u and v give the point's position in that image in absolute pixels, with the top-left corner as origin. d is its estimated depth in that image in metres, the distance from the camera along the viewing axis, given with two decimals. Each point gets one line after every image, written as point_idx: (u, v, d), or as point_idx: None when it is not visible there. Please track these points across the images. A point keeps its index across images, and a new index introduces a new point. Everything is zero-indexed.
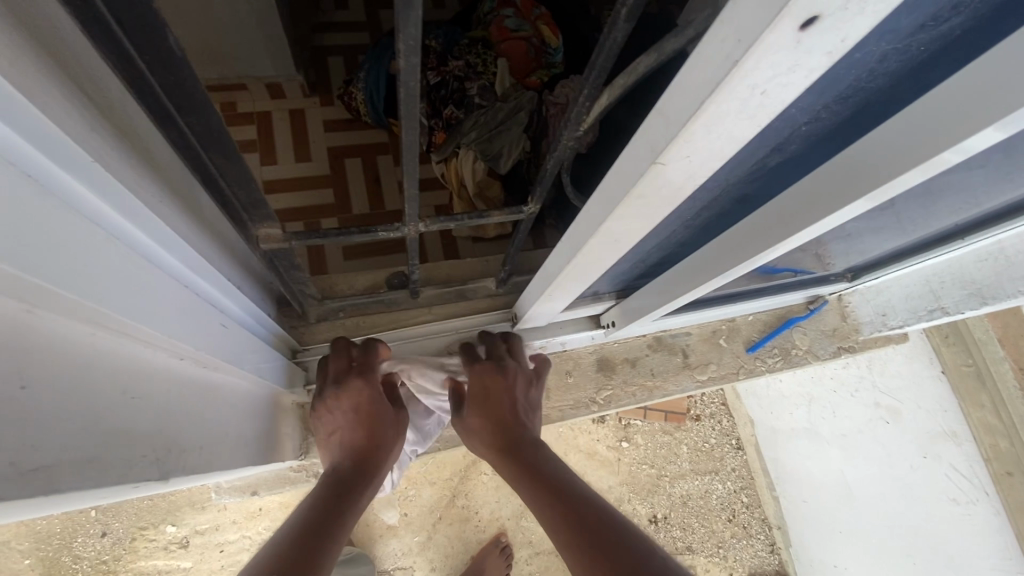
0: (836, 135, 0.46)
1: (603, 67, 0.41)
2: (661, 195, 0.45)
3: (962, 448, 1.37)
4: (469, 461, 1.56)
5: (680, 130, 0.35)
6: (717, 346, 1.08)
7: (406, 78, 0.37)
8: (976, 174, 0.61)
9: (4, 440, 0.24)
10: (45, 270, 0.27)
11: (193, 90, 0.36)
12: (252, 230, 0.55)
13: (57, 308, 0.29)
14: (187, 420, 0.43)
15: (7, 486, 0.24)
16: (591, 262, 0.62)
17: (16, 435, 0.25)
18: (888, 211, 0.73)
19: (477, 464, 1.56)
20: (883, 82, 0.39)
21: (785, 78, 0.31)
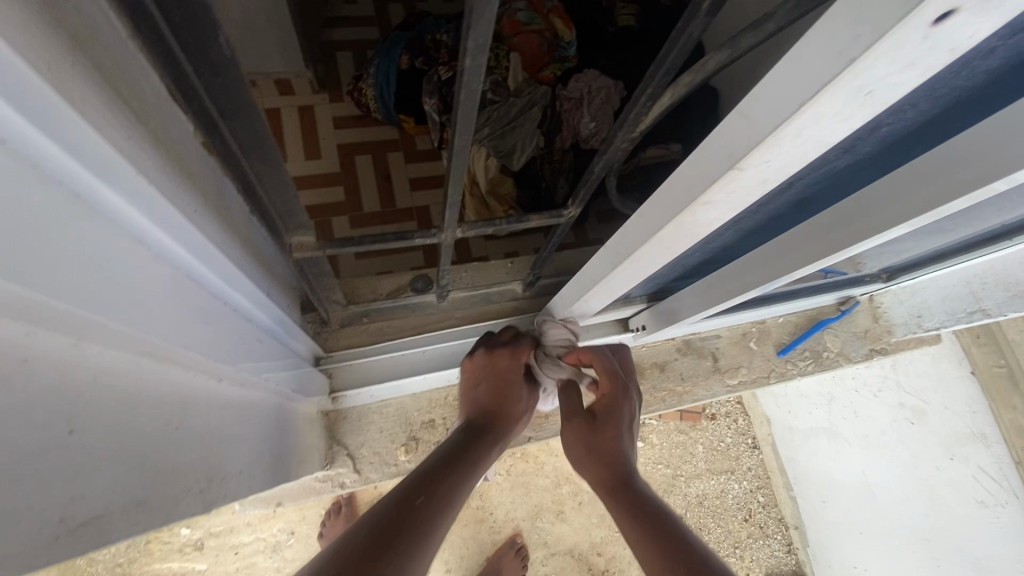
0: (915, 136, 0.43)
1: (672, 65, 0.38)
2: (732, 200, 0.42)
3: (991, 449, 1.32)
4: None
5: (769, 136, 0.32)
6: (747, 349, 1.05)
7: (469, 80, 0.34)
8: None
9: (53, 496, 0.23)
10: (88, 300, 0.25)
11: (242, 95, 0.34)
12: (284, 238, 0.53)
13: (107, 337, 0.27)
14: (227, 444, 0.41)
15: (55, 547, 0.23)
16: (637, 266, 0.59)
17: (64, 490, 0.23)
18: None
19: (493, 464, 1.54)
20: (980, 79, 0.36)
21: (897, 78, 0.28)
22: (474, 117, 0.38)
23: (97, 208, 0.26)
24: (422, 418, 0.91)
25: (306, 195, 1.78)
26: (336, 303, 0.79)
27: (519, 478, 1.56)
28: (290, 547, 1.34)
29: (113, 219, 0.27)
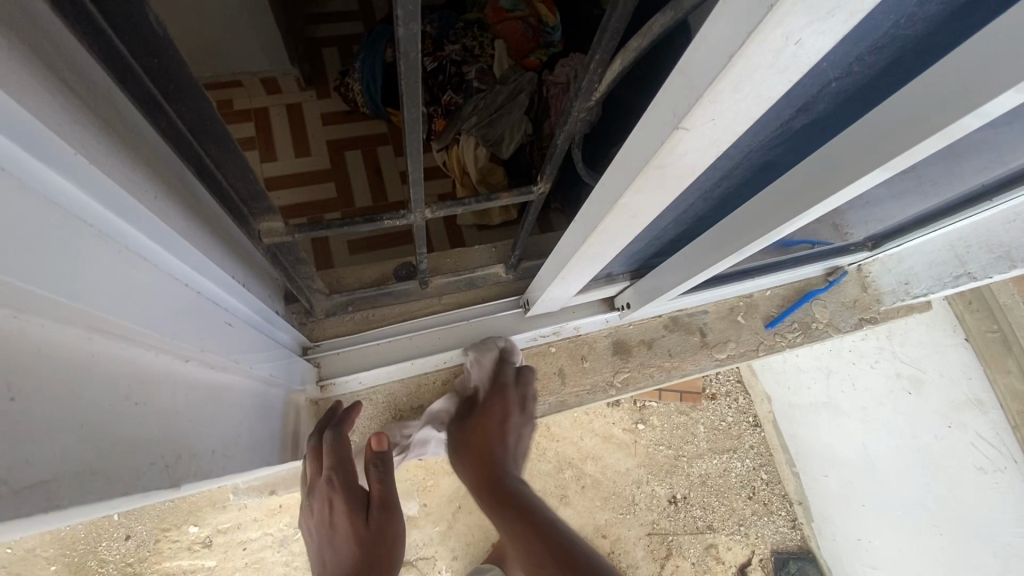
0: (866, 90, 0.43)
1: (616, 29, 0.39)
2: (687, 162, 0.42)
3: (989, 416, 1.39)
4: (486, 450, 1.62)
5: (705, 92, 0.32)
6: (735, 323, 1.04)
7: (407, 49, 0.34)
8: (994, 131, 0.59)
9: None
10: (35, 278, 0.26)
11: (175, 64, 0.35)
12: (252, 225, 0.54)
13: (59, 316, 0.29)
14: (201, 421, 0.42)
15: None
16: (609, 238, 0.59)
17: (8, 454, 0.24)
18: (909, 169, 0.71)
19: None
20: (920, 27, 0.36)
21: (823, 24, 0.28)
22: (420, 88, 0.39)
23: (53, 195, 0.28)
24: (411, 404, 0.91)
25: (297, 193, 1.79)
26: (319, 292, 0.79)
27: (522, 464, 1.64)
28: (296, 541, 1.35)
29: (64, 202, 0.29)
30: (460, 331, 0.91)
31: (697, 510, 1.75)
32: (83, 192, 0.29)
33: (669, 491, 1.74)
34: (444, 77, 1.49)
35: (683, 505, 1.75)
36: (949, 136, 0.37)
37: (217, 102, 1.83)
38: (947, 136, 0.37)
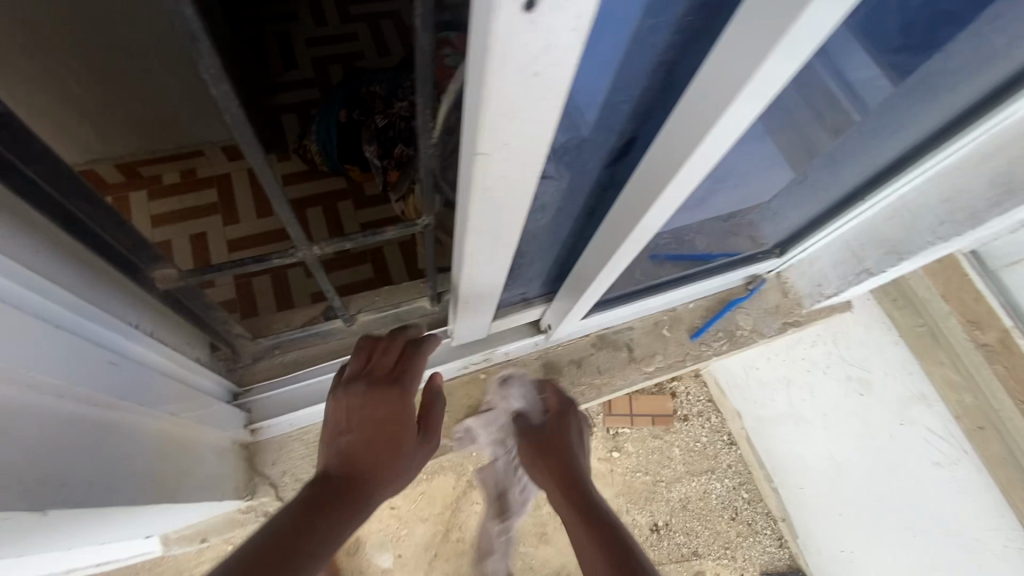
0: (660, 98, 0.50)
1: (425, 74, 0.46)
2: (508, 183, 0.47)
3: (934, 409, 1.33)
4: (460, 491, 1.53)
5: (480, 119, 0.38)
6: (661, 337, 1.09)
7: (225, 98, 0.44)
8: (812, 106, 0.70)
9: None
10: None
11: (8, 122, 0.39)
12: (146, 272, 0.57)
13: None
14: (73, 453, 0.44)
15: None
16: (487, 262, 0.64)
17: None
18: (778, 129, 0.72)
19: (469, 492, 1.52)
20: (669, 52, 0.45)
21: (548, 58, 0.34)
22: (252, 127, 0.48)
23: None
24: None
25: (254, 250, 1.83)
26: (242, 336, 0.83)
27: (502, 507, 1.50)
28: None
29: None
30: None
31: (680, 536, 1.89)
32: None
33: (650, 519, 1.89)
34: (394, 133, 1.60)
35: (666, 531, 1.89)
36: (711, 135, 0.43)
37: (180, 172, 1.82)
38: (709, 137, 0.44)
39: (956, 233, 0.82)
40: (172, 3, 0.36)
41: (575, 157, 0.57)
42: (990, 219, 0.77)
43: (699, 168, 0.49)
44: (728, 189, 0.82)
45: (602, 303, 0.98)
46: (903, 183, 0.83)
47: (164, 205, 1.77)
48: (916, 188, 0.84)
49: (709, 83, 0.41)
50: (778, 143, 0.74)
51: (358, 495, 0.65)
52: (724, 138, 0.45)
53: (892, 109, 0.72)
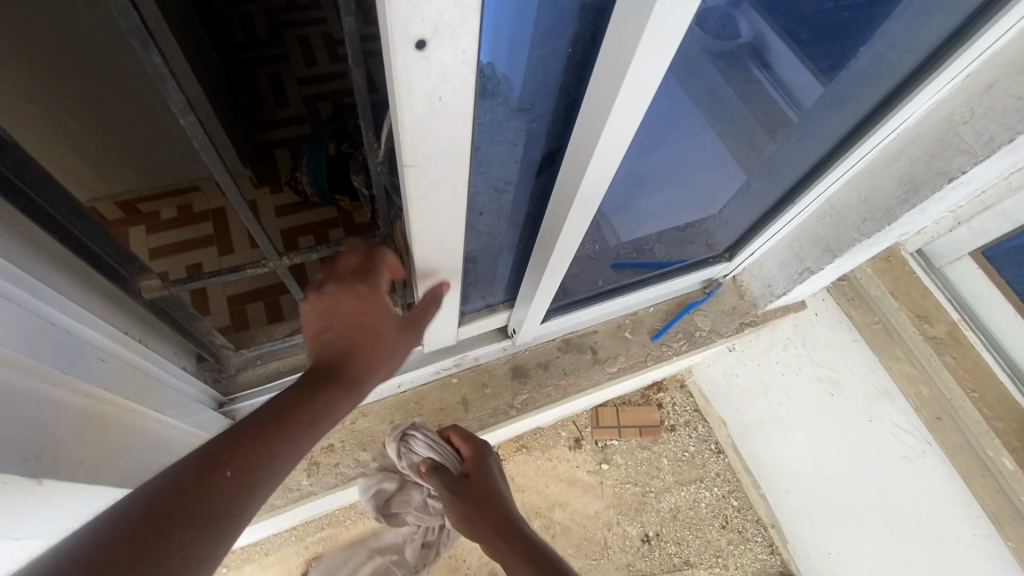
0: (566, 116, 0.59)
1: (365, 103, 0.56)
2: (438, 192, 0.55)
3: (897, 403, 1.38)
4: None
5: (401, 137, 0.47)
6: (623, 339, 1.16)
7: (192, 129, 0.53)
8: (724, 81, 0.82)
9: None
10: None
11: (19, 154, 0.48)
12: (134, 282, 0.65)
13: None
14: (66, 434, 0.52)
15: None
16: (438, 266, 0.71)
17: None
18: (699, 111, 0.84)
19: None
20: (566, 77, 0.54)
21: (447, 86, 0.43)
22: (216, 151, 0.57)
23: None
24: (322, 444, 1.00)
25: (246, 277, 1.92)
26: (226, 347, 0.91)
27: None
28: None
29: None
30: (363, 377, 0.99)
31: (671, 546, 1.87)
32: None
33: (640, 530, 1.88)
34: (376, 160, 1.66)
35: (657, 542, 1.87)
36: (601, 142, 0.52)
37: (177, 208, 1.93)
38: (599, 145, 0.52)
39: (878, 229, 0.89)
40: (147, 57, 0.44)
41: (505, 170, 0.65)
42: (903, 214, 0.84)
43: (604, 173, 0.58)
44: (660, 173, 0.93)
45: (564, 306, 1.06)
46: (825, 187, 0.90)
47: (160, 240, 1.86)
48: (838, 189, 0.92)
49: (593, 100, 0.50)
50: (707, 114, 0.85)
51: (273, 446, 0.56)
52: (615, 146, 0.54)
53: (805, 95, 0.83)
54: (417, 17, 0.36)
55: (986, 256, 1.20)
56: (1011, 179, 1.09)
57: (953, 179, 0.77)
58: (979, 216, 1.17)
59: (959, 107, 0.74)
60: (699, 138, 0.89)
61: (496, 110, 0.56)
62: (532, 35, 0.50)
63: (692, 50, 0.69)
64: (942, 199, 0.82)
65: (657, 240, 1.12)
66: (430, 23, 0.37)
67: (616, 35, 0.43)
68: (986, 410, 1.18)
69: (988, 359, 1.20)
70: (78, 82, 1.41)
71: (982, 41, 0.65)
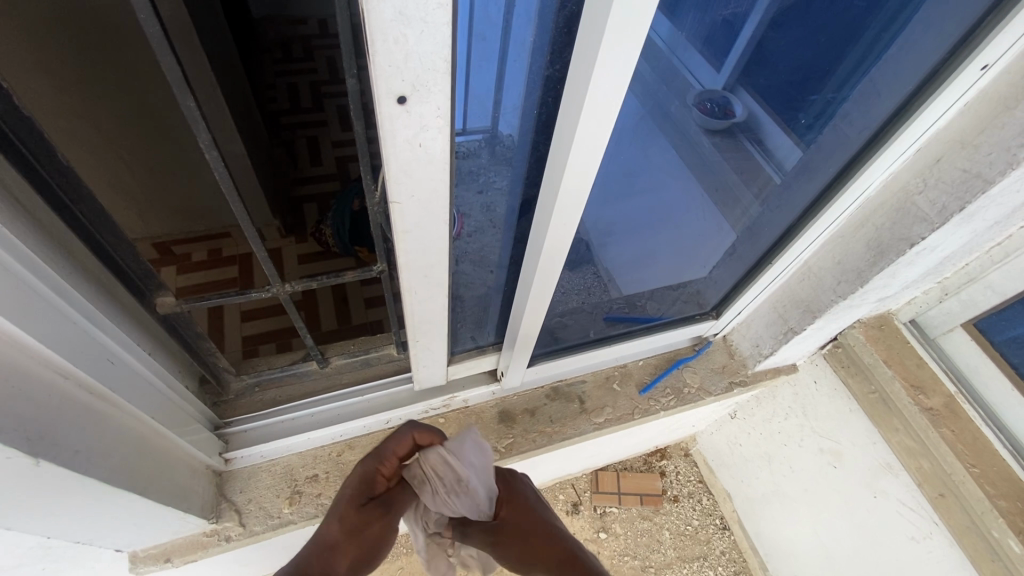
0: (540, 168, 0.67)
1: (365, 151, 0.64)
2: (422, 226, 0.62)
3: (900, 478, 1.33)
4: None
5: (387, 176, 0.55)
6: (611, 390, 1.17)
7: (215, 164, 0.62)
8: (713, 156, 0.87)
9: None
10: None
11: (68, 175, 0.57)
12: (151, 298, 0.73)
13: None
14: (66, 424, 0.57)
15: None
16: (425, 300, 0.77)
17: None
18: (683, 180, 0.90)
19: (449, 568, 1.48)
20: (537, 137, 0.62)
21: (424, 135, 0.51)
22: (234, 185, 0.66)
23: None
24: (307, 473, 1.01)
25: None
26: (227, 370, 0.97)
27: None
28: None
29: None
30: (355, 410, 1.03)
31: None
32: (1, 247, 0.50)
33: None
34: None
35: None
36: (563, 188, 0.59)
37: (208, 250, 2.05)
38: (565, 192, 0.60)
39: (852, 290, 0.93)
40: (185, 102, 0.54)
41: (486, 213, 0.73)
42: (873, 276, 0.89)
43: (569, 220, 0.65)
44: (647, 235, 0.98)
45: (550, 353, 1.10)
46: (801, 248, 0.96)
47: (188, 278, 1.96)
48: (815, 251, 0.97)
49: (557, 152, 0.57)
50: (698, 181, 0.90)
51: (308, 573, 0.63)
52: (578, 192, 0.60)
53: (786, 163, 0.88)
54: (398, 79, 0.45)
55: (979, 328, 1.21)
56: (991, 253, 1.13)
57: (915, 245, 0.81)
58: (966, 288, 1.19)
59: (914, 179, 0.81)
60: (683, 194, 0.92)
61: (477, 160, 0.64)
62: (505, 99, 0.58)
63: (686, 125, 0.79)
64: (910, 263, 0.87)
65: (650, 297, 1.13)
66: (410, 83, 0.46)
67: (569, 98, 0.52)
68: (988, 487, 1.15)
69: (988, 435, 1.19)
70: (135, 137, 1.61)
71: (921, 121, 0.73)
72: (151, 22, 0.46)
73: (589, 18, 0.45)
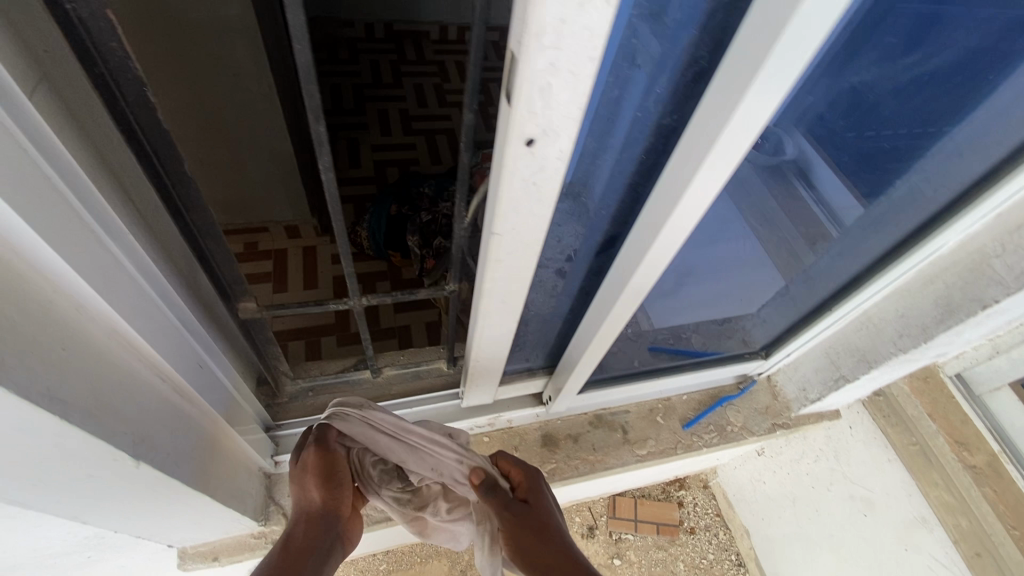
0: (631, 209, 0.68)
1: (465, 180, 0.65)
2: (514, 258, 0.64)
3: (935, 534, 1.28)
4: None
5: (495, 211, 0.56)
6: (654, 423, 1.17)
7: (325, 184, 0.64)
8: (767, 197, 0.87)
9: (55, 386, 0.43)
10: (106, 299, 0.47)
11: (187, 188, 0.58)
12: (234, 303, 0.74)
13: (79, 307, 0.46)
14: (160, 426, 0.58)
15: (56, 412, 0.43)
16: (498, 325, 0.78)
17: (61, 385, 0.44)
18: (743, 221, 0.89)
19: None
20: (637, 180, 0.63)
21: (541, 176, 0.52)
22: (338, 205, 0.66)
23: (122, 244, 0.50)
24: None
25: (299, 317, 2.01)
26: (285, 374, 0.98)
27: None
28: None
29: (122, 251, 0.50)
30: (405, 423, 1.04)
31: None
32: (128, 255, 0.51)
33: None
34: (433, 226, 1.80)
35: None
36: (660, 235, 0.60)
37: (243, 244, 2.12)
38: (665, 238, 0.60)
39: (914, 345, 0.93)
40: None
41: (569, 246, 0.74)
42: (939, 333, 0.89)
43: (657, 265, 0.66)
44: (709, 274, 0.98)
45: (599, 381, 1.10)
46: (863, 299, 0.96)
47: None
48: (876, 301, 0.97)
49: (660, 198, 0.58)
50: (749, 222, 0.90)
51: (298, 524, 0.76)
52: (676, 239, 0.61)
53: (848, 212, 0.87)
54: (532, 124, 0.46)
55: None
56: None
57: (988, 307, 0.81)
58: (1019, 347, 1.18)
59: (991, 241, 0.80)
60: (749, 237, 0.93)
61: (574, 198, 0.65)
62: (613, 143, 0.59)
63: (749, 169, 0.78)
64: (980, 324, 0.86)
65: (695, 330, 1.13)
66: (542, 128, 0.47)
67: (685, 149, 0.53)
68: None
69: None
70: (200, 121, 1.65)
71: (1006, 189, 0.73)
72: (305, 53, 0.44)
73: (725, 79, 0.46)
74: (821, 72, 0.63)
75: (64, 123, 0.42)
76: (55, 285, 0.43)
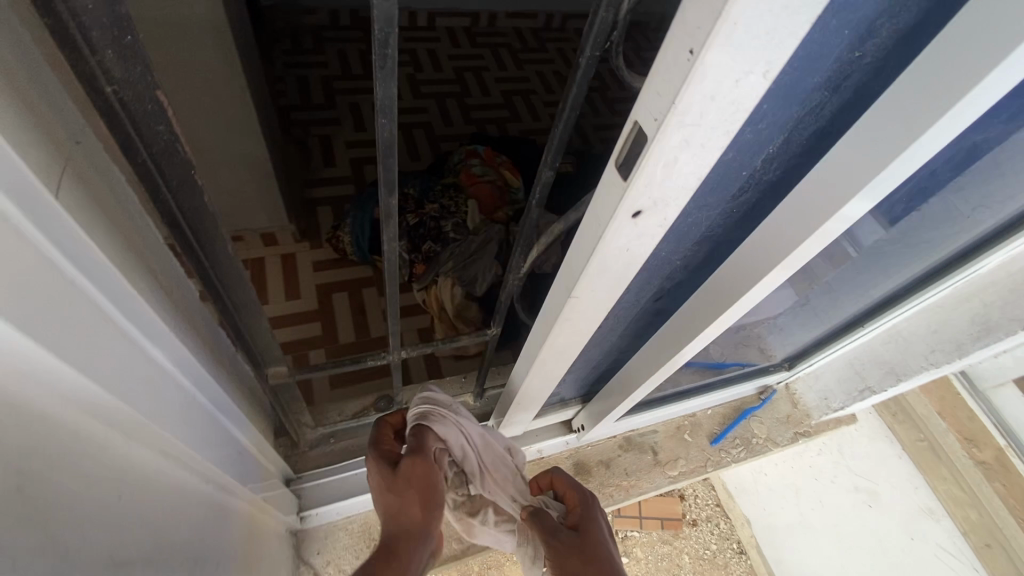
0: (704, 258, 0.64)
1: (527, 235, 0.59)
2: (585, 316, 0.59)
3: (942, 524, 1.32)
4: None
5: (580, 277, 0.51)
6: (683, 441, 1.16)
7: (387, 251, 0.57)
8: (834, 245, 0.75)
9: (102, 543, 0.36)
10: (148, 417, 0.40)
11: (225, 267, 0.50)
12: (264, 370, 0.67)
13: (127, 433, 0.39)
14: (200, 533, 0.51)
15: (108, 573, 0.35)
16: (552, 372, 0.74)
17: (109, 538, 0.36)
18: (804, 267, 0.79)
19: None
20: (718, 232, 0.59)
21: (639, 243, 0.47)
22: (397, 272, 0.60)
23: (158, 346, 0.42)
24: None
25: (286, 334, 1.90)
26: (306, 424, 0.91)
27: None
28: None
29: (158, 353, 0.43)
30: None
31: None
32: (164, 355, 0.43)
33: None
34: (422, 230, 1.60)
35: None
36: (746, 293, 0.57)
37: None
38: (751, 297, 0.57)
39: (948, 359, 0.96)
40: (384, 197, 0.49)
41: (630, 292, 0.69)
42: (975, 349, 0.92)
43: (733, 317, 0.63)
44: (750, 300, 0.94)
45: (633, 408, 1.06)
46: (893, 317, 0.96)
47: None
48: (909, 318, 0.97)
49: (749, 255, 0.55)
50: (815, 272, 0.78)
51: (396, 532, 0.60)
52: (761, 297, 0.58)
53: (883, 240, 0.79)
54: (645, 197, 0.41)
55: None
56: None
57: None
58: None
59: None
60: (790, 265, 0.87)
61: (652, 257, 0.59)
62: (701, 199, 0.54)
63: None
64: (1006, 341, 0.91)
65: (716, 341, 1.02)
66: (654, 200, 0.42)
67: (792, 213, 0.48)
68: None
69: None
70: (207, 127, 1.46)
71: None
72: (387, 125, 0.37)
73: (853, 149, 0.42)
74: (964, 134, 0.56)
75: (96, 224, 0.34)
76: (92, 418, 0.36)
